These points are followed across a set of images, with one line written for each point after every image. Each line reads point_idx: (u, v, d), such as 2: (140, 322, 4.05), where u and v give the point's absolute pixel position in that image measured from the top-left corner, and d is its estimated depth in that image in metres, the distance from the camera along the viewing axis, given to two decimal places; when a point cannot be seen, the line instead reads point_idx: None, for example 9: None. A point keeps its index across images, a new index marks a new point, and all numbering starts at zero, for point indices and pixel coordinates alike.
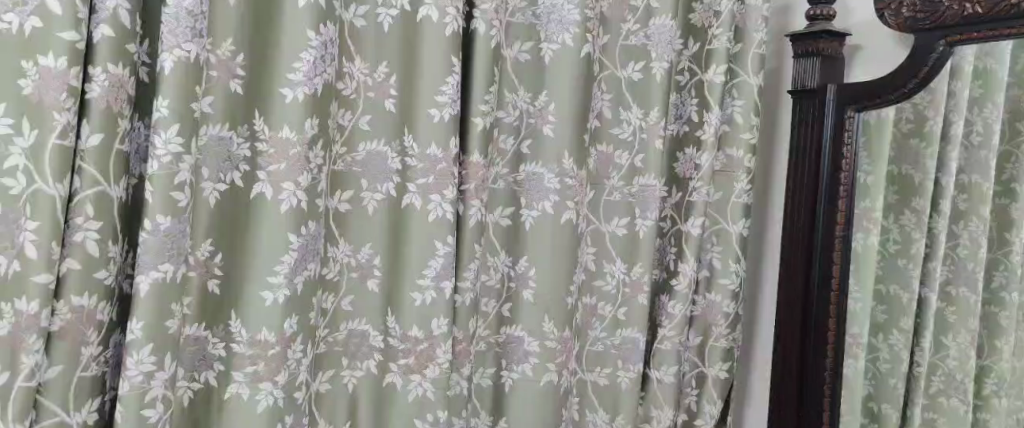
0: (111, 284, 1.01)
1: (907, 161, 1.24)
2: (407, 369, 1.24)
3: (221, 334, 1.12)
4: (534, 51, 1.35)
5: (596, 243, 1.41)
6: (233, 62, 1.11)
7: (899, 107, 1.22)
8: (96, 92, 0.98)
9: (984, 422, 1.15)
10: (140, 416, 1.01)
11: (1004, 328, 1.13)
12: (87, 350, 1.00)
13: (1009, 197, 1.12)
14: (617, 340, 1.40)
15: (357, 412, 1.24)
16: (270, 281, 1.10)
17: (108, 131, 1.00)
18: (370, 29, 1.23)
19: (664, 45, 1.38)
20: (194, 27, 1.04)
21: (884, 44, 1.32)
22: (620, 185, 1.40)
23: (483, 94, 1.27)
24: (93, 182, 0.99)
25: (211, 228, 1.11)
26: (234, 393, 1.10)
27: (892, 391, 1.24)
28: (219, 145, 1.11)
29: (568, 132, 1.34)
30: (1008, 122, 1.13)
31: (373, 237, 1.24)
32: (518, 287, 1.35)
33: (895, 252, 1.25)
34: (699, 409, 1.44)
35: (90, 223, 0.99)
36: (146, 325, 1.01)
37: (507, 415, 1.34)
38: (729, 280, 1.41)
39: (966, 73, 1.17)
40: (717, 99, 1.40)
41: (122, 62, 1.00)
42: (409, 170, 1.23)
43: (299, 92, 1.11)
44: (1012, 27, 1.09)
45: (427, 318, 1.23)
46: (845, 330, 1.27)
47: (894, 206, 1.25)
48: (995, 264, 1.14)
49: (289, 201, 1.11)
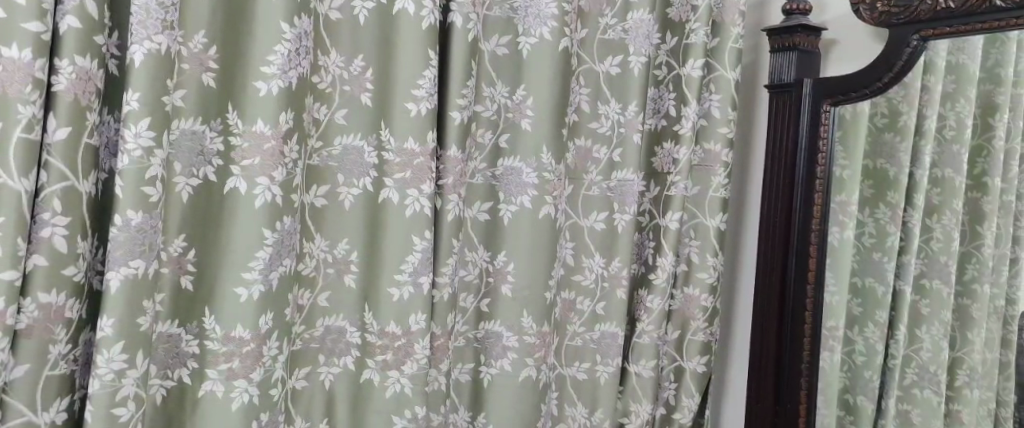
0: (81, 280, 1.00)
1: (883, 155, 1.24)
2: (384, 364, 1.23)
3: (196, 331, 1.11)
4: (512, 45, 1.34)
5: (576, 237, 1.41)
6: (205, 55, 1.10)
7: (874, 102, 1.23)
8: (64, 84, 0.97)
9: (957, 413, 1.15)
10: (111, 415, 1.00)
11: (975, 321, 1.13)
12: (56, 349, 0.98)
13: (981, 191, 1.13)
14: (596, 335, 1.40)
15: (336, 409, 1.23)
16: (245, 278, 1.09)
17: (76, 124, 0.98)
18: (346, 21, 1.22)
19: (641, 40, 1.39)
20: (165, 18, 1.03)
21: (857, 38, 1.32)
22: (599, 180, 1.40)
23: (461, 87, 1.26)
24: (61, 176, 0.97)
25: (185, 223, 1.10)
26: (207, 390, 1.09)
27: (868, 384, 1.25)
28: (192, 139, 1.10)
29: (545, 126, 1.34)
30: (980, 116, 1.14)
31: (350, 232, 1.23)
32: (496, 281, 1.34)
33: (871, 247, 1.25)
34: (678, 403, 1.44)
35: (58, 219, 0.97)
36: (117, 323, 0.99)
37: (486, 411, 1.34)
38: (706, 274, 1.42)
39: (939, 68, 1.17)
40: (694, 92, 1.40)
41: (90, 54, 0.99)
42: (386, 164, 1.22)
43: (274, 86, 1.10)
44: (984, 22, 1.10)
45: (405, 313, 1.22)
46: (821, 323, 1.28)
47: (870, 200, 1.25)
48: (966, 258, 1.15)
49: (263, 196, 1.09)
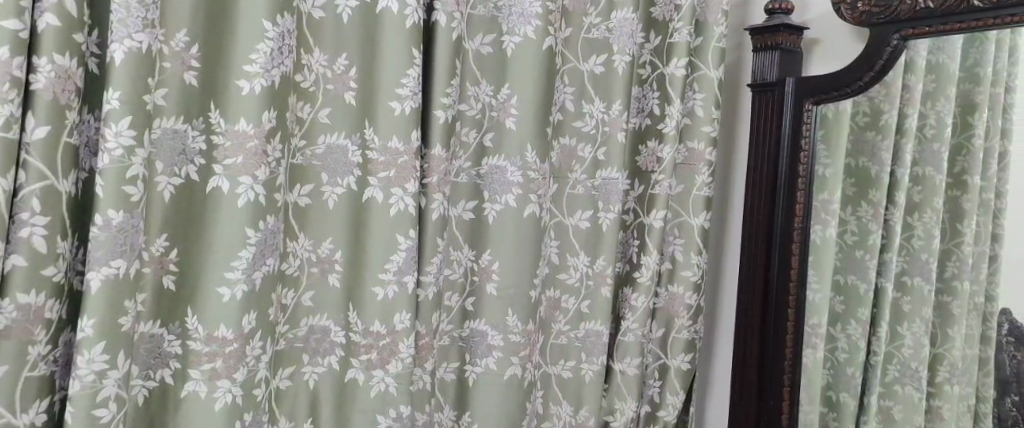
0: (60, 280, 0.99)
1: (864, 154, 1.25)
2: (368, 364, 1.22)
3: (178, 331, 1.10)
4: (496, 44, 1.34)
5: (561, 236, 1.41)
6: (187, 54, 1.09)
7: (855, 101, 1.24)
8: (43, 83, 0.96)
9: (938, 409, 1.16)
10: (91, 416, 0.99)
11: (955, 317, 1.14)
12: (36, 350, 0.97)
13: (961, 189, 1.14)
14: (581, 333, 1.40)
15: (320, 409, 1.23)
16: (227, 277, 1.09)
17: (55, 123, 0.97)
18: (329, 19, 1.21)
19: (626, 39, 1.39)
20: (145, 17, 1.02)
21: (839, 38, 1.33)
22: (584, 179, 1.40)
23: (445, 87, 1.26)
24: (39, 175, 0.96)
25: (166, 222, 1.09)
26: (190, 391, 1.08)
27: (851, 381, 1.26)
28: (173, 139, 1.09)
29: (530, 126, 1.34)
30: (960, 115, 1.15)
31: (334, 232, 1.22)
32: (480, 280, 1.34)
33: (853, 244, 1.26)
34: (662, 401, 1.45)
35: (37, 218, 0.96)
36: (98, 323, 0.99)
37: (471, 410, 1.34)
38: (691, 272, 1.43)
39: (920, 68, 1.18)
40: (678, 91, 1.41)
41: (69, 53, 0.98)
42: (370, 163, 1.22)
43: (256, 85, 1.09)
44: (963, 22, 1.11)
45: (390, 312, 1.22)
46: (804, 320, 1.29)
47: (852, 198, 1.26)
48: (947, 255, 1.16)
49: (247, 195, 1.09)
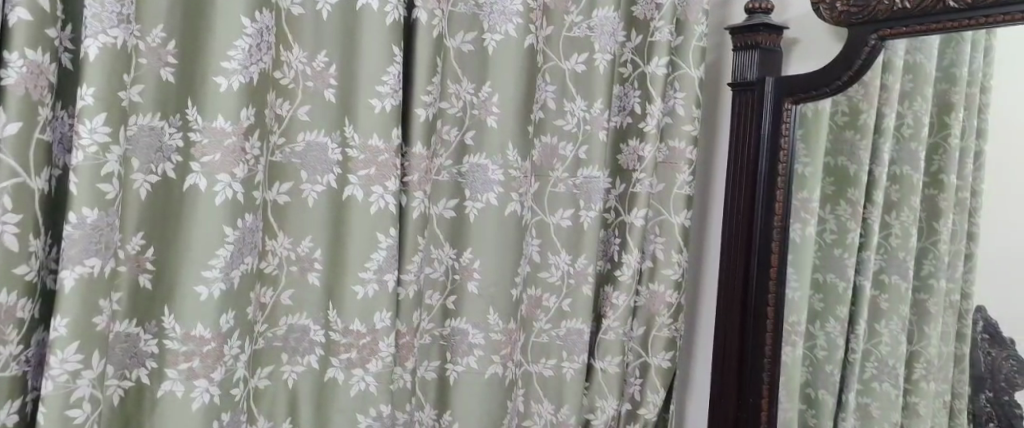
0: (33, 279, 0.98)
1: (844, 153, 1.26)
2: (349, 363, 1.22)
3: (155, 330, 1.09)
4: (477, 42, 1.34)
5: (542, 234, 1.41)
6: (163, 49, 1.08)
7: (835, 100, 1.25)
8: (14, 78, 0.94)
9: (914, 405, 1.17)
10: (64, 416, 0.98)
11: (932, 315, 1.15)
12: (7, 350, 0.96)
13: (938, 187, 1.16)
14: (562, 331, 1.40)
15: (299, 408, 1.22)
16: (205, 276, 1.07)
17: (27, 119, 0.96)
18: (309, 16, 1.20)
19: (607, 38, 1.39)
20: (121, 12, 1.00)
21: (819, 36, 1.34)
22: (566, 176, 1.40)
23: (426, 85, 1.26)
24: (11, 172, 0.95)
25: (142, 220, 1.08)
26: (166, 391, 1.07)
27: (830, 378, 1.27)
28: (150, 136, 1.08)
29: (511, 123, 1.34)
30: (937, 115, 1.16)
31: (314, 230, 1.21)
32: (461, 278, 1.34)
33: (832, 243, 1.27)
34: (643, 399, 1.45)
35: (9, 216, 0.95)
36: (71, 323, 0.97)
37: (452, 408, 1.33)
38: (671, 270, 1.43)
39: (898, 67, 1.19)
40: (660, 90, 1.41)
41: (41, 47, 0.96)
42: (350, 160, 1.21)
43: (234, 81, 1.08)
44: (939, 22, 1.12)
45: (370, 310, 1.21)
46: (783, 318, 1.30)
47: (831, 197, 1.27)
48: (924, 253, 1.17)
49: (224, 193, 1.08)
